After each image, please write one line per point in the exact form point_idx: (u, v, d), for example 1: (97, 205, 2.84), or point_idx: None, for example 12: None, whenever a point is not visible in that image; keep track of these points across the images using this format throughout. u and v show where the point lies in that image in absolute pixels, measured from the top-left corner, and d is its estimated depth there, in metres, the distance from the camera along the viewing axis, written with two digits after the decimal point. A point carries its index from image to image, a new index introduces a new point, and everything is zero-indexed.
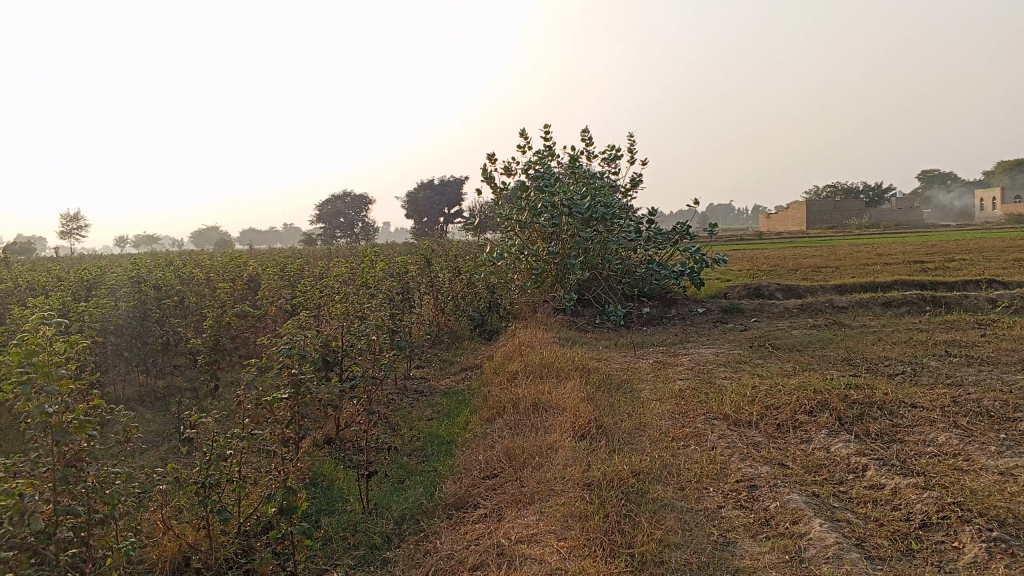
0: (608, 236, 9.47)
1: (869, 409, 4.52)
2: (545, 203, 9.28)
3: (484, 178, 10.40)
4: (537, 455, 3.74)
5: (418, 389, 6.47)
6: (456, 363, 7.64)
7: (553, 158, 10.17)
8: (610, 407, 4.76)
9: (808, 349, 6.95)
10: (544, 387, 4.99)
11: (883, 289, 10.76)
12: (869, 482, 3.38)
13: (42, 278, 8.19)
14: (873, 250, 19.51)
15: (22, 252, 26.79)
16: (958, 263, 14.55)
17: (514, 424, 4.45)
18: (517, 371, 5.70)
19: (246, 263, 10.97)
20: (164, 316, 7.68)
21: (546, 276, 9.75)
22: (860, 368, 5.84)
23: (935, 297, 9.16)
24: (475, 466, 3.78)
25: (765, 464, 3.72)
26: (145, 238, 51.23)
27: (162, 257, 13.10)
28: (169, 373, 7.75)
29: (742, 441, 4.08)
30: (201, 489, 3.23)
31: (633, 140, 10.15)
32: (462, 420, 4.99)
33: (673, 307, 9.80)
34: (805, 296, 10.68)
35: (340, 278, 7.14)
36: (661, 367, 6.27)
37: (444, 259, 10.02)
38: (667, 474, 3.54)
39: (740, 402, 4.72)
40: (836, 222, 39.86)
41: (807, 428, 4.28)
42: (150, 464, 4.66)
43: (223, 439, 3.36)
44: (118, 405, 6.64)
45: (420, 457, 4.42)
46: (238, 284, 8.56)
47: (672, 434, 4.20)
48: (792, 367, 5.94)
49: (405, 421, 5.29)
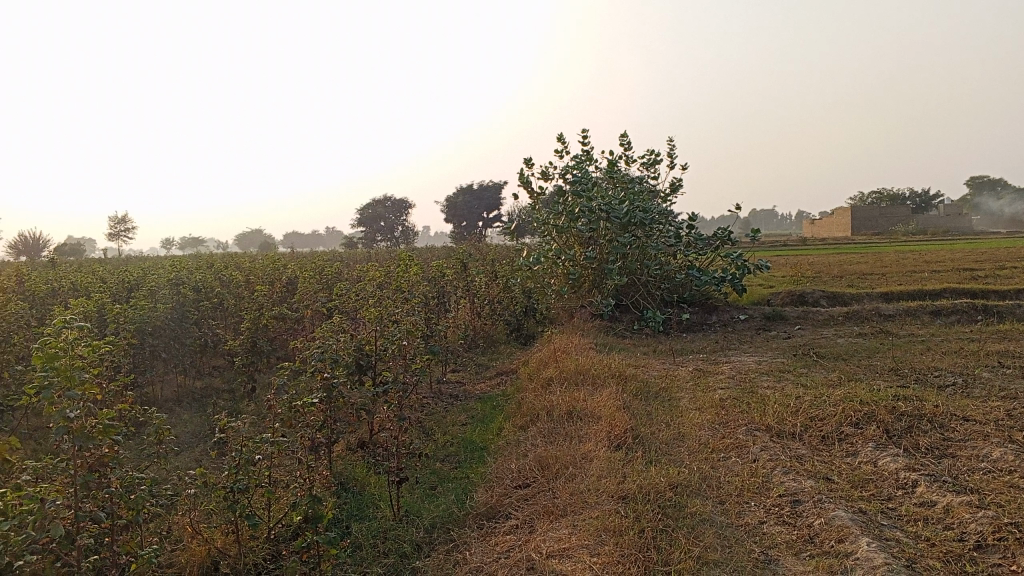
0: (647, 241, 9.34)
1: (919, 421, 4.35)
2: (583, 207, 9.18)
3: (521, 182, 10.33)
4: (571, 465, 3.64)
5: (453, 394, 6.41)
6: (492, 368, 7.58)
7: (592, 162, 10.06)
8: (647, 416, 4.65)
9: (853, 358, 6.75)
10: (580, 394, 4.89)
11: (932, 297, 10.46)
12: (919, 499, 3.23)
13: (86, 279, 8.31)
14: (920, 257, 19.06)
15: (72, 254, 27.42)
16: (1011, 271, 14.10)
17: (548, 432, 4.35)
18: (553, 377, 5.61)
19: (285, 265, 11.03)
20: (203, 318, 7.73)
21: (584, 281, 9.64)
22: (909, 379, 5.64)
23: (987, 305, 8.87)
24: (508, 475, 3.70)
25: (809, 478, 3.58)
26: (190, 241, 52.11)
27: (204, 260, 13.24)
28: (207, 374, 7.81)
29: (784, 454, 3.94)
30: (229, 494, 3.19)
31: (673, 144, 10.00)
32: (497, 426, 4.91)
33: (714, 314, 9.62)
34: (851, 303, 10.42)
35: (376, 282, 7.11)
36: (701, 375, 6.12)
37: (481, 263, 9.97)
38: (705, 487, 3.42)
39: (783, 413, 4.57)
40: (883, 228, 39.08)
41: (853, 441, 4.12)
42: (184, 466, 4.66)
43: (252, 443, 3.33)
44: (157, 405, 6.70)
45: (453, 464, 4.35)
46: (276, 286, 8.60)
47: (711, 445, 4.08)
48: (837, 377, 5.76)
49: (439, 426, 5.22)
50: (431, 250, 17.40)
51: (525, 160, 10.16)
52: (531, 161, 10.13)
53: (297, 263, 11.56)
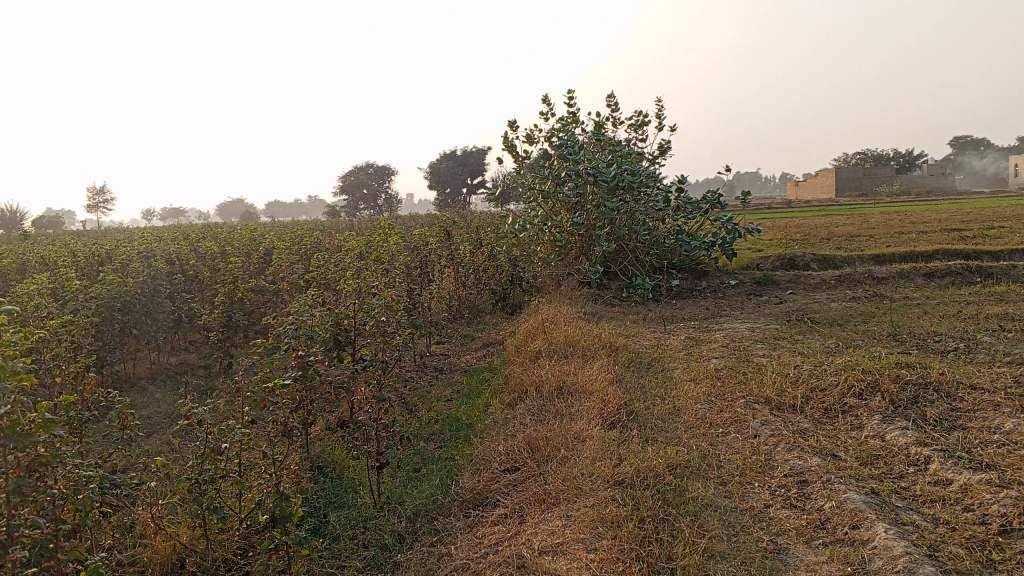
0: (635, 205, 9.10)
1: (925, 391, 4.15)
2: (569, 171, 8.90)
3: (505, 146, 10.03)
4: (563, 446, 3.42)
5: (438, 367, 6.19)
6: (478, 339, 7.35)
7: (578, 125, 9.77)
8: (640, 390, 4.43)
9: (849, 323, 6.55)
10: (569, 368, 4.66)
11: (924, 259, 10.29)
12: (933, 478, 3.03)
13: (53, 253, 7.98)
14: (907, 217, 18.92)
15: (48, 225, 26.97)
16: (999, 231, 13.94)
17: (537, 409, 4.13)
18: (540, 350, 5.38)
19: (263, 235, 10.71)
20: (175, 292, 7.44)
21: (571, 248, 9.38)
22: (908, 345, 5.44)
23: (981, 266, 8.70)
24: (495, 458, 3.48)
25: (814, 455, 3.38)
26: (171, 211, 51.29)
27: (180, 231, 12.88)
28: (183, 350, 7.55)
29: (787, 428, 3.74)
30: (194, 486, 2.96)
31: (660, 104, 9.71)
32: (483, 402, 4.69)
33: (704, 280, 9.41)
34: (842, 266, 10.24)
35: (355, 253, 6.85)
36: (693, 344, 5.91)
37: (465, 230, 9.69)
38: (706, 468, 3.21)
39: (783, 384, 4.37)
40: (867, 190, 38.99)
41: (858, 413, 3.92)
42: (153, 450, 4.42)
43: (217, 431, 3.09)
44: (128, 384, 6.44)
45: (437, 443, 4.13)
46: (252, 257, 8.30)
47: (710, 420, 3.87)
48: (835, 344, 5.56)
49: (422, 403, 5.00)
50: (413, 218, 17.09)
51: (508, 123, 9.85)
52: (515, 124, 9.82)
53: (276, 233, 11.23)
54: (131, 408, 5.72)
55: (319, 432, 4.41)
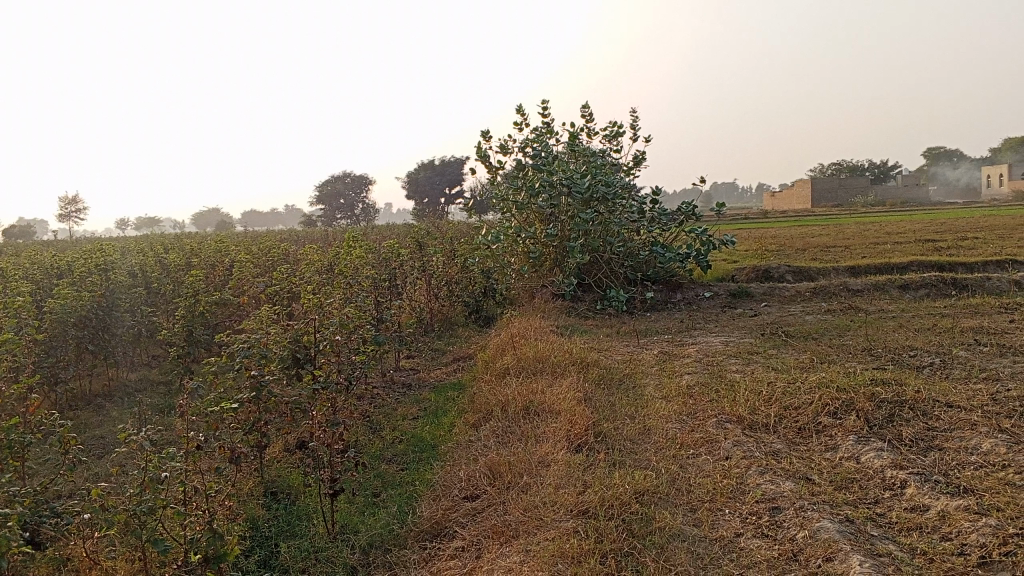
0: (609, 217, 9.00)
1: (900, 409, 4.04)
2: (542, 182, 8.78)
3: (478, 156, 9.90)
4: (525, 472, 3.27)
5: (406, 383, 6.03)
6: (448, 354, 7.19)
7: (552, 135, 9.66)
8: (610, 408, 4.30)
9: (824, 337, 6.45)
10: (537, 386, 4.52)
11: (899, 270, 10.26)
12: (909, 503, 2.92)
13: (10, 265, 7.73)
14: (881, 228, 18.96)
15: (18, 235, 26.51)
16: (973, 242, 13.98)
17: (503, 431, 3.98)
18: (509, 366, 5.23)
19: (231, 246, 10.48)
20: (135, 306, 7.22)
21: (544, 259, 9.26)
22: (883, 360, 5.35)
23: (955, 278, 8.67)
24: (456, 485, 3.32)
25: (787, 478, 3.25)
26: (146, 221, 50.67)
27: (148, 241, 12.62)
28: (144, 366, 7.35)
29: (760, 450, 3.61)
30: (132, 519, 2.78)
31: (635, 115, 9.63)
32: (448, 422, 4.54)
33: (679, 292, 9.32)
34: (817, 278, 10.18)
35: (320, 266, 6.67)
36: (666, 359, 5.78)
37: (438, 241, 9.54)
38: (674, 493, 3.07)
39: (756, 402, 4.25)
40: (842, 200, 39.26)
41: (832, 433, 3.81)
42: (102, 474, 4.22)
43: (158, 459, 2.92)
44: (84, 402, 6.23)
45: (399, 465, 3.97)
46: (218, 269, 8.11)
47: (680, 441, 3.74)
48: (809, 359, 5.45)
49: (387, 422, 4.83)
50: (389, 228, 16.88)
51: (481, 133, 9.72)
52: (488, 134, 9.69)
53: (245, 244, 11.00)
54: (85, 428, 5.52)
55: (277, 454, 4.24)
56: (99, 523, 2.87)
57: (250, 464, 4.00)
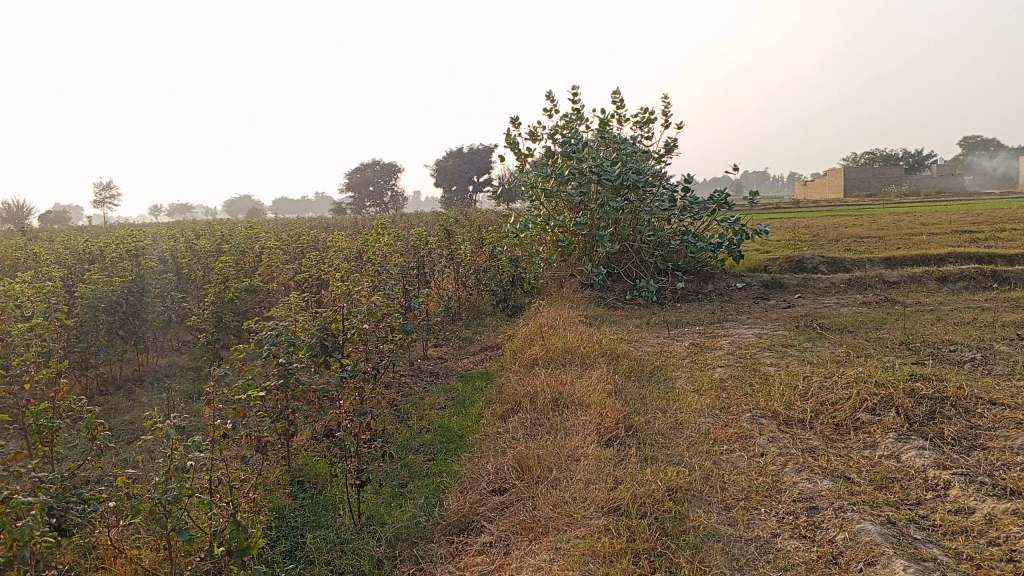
0: (640, 205, 8.88)
1: (942, 406, 3.91)
2: (572, 170, 8.68)
3: (508, 143, 9.82)
4: (555, 466, 3.20)
5: (434, 372, 5.99)
6: (475, 342, 7.13)
7: (582, 122, 9.55)
8: (641, 401, 4.21)
9: (860, 330, 6.30)
10: (567, 377, 4.45)
11: (936, 262, 10.03)
12: (954, 505, 2.81)
13: (43, 250, 7.79)
14: (916, 219, 18.59)
15: (54, 220, 26.92)
16: (1013, 234, 13.66)
17: (531, 423, 3.91)
18: (537, 357, 5.16)
19: (260, 232, 10.50)
20: (165, 292, 7.25)
21: (573, 248, 9.16)
22: (922, 355, 5.21)
23: (996, 271, 8.45)
24: (483, 478, 3.26)
25: (825, 476, 3.15)
26: (179, 207, 51.17)
27: (179, 228, 12.69)
28: (174, 352, 7.38)
29: (796, 446, 3.51)
30: (157, 508, 2.76)
31: (667, 102, 9.49)
32: (476, 412, 4.48)
33: (710, 282, 9.19)
34: (852, 269, 9.99)
35: (348, 253, 6.64)
36: (697, 351, 5.68)
37: (466, 229, 9.47)
38: (707, 491, 2.99)
39: (791, 397, 4.14)
40: (876, 190, 38.64)
41: (871, 430, 3.70)
42: (131, 460, 4.22)
43: (183, 448, 2.89)
44: (115, 387, 6.26)
45: (426, 456, 3.93)
46: (248, 255, 8.12)
47: (714, 436, 3.65)
48: (845, 353, 5.32)
49: (414, 411, 4.79)
50: (418, 216, 16.86)
51: (510, 119, 9.63)
52: (518, 121, 9.60)
53: (274, 230, 11.02)
54: (115, 413, 5.54)
55: (304, 442, 4.21)
56: (126, 510, 2.85)
57: (277, 452, 3.98)
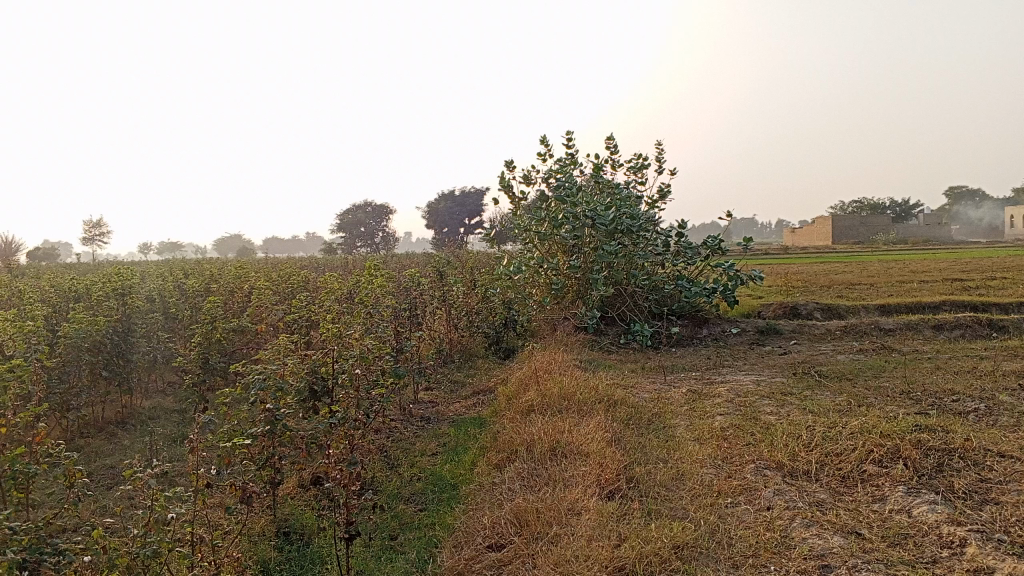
0: (634, 249, 8.83)
1: (950, 458, 3.80)
2: (567, 213, 8.64)
3: (502, 186, 9.79)
4: (554, 521, 3.06)
5: (425, 417, 5.85)
6: (468, 386, 6.99)
7: (577, 166, 9.53)
8: (640, 451, 4.09)
9: (859, 378, 6.20)
10: (564, 425, 4.32)
11: (931, 310, 9.97)
12: (972, 565, 2.68)
13: (27, 288, 7.65)
14: (906, 266, 18.63)
15: (42, 257, 26.72)
16: (1003, 282, 13.67)
17: (528, 474, 3.78)
18: (533, 403, 5.03)
19: (250, 272, 10.37)
20: (151, 332, 7.10)
21: (567, 292, 9.07)
22: (925, 404, 5.11)
23: (992, 319, 8.39)
24: (479, 532, 3.12)
25: (835, 533, 3.03)
26: (169, 245, 51.00)
27: (168, 266, 12.55)
28: (158, 393, 7.21)
29: (803, 500, 3.39)
30: (135, 563, 2.61)
31: (661, 147, 9.50)
32: (470, 460, 4.35)
33: (705, 327, 9.10)
34: (846, 316, 9.92)
35: (339, 295, 6.53)
36: (695, 399, 5.56)
37: (459, 270, 9.39)
38: (713, 548, 2.87)
39: (795, 447, 4.02)
40: (864, 236, 38.89)
41: (879, 483, 3.58)
42: (109, 508, 4.05)
43: (164, 499, 2.75)
44: (96, 429, 6.09)
45: (418, 506, 3.79)
46: (237, 294, 8.00)
47: (717, 488, 3.53)
48: (846, 401, 5.22)
49: (405, 458, 4.64)
50: (409, 257, 16.78)
51: (505, 162, 9.61)
52: (512, 164, 9.57)
53: (264, 270, 10.91)
54: (95, 457, 5.36)
55: (291, 491, 4.06)
56: (101, 564, 2.70)
57: (263, 501, 3.83)
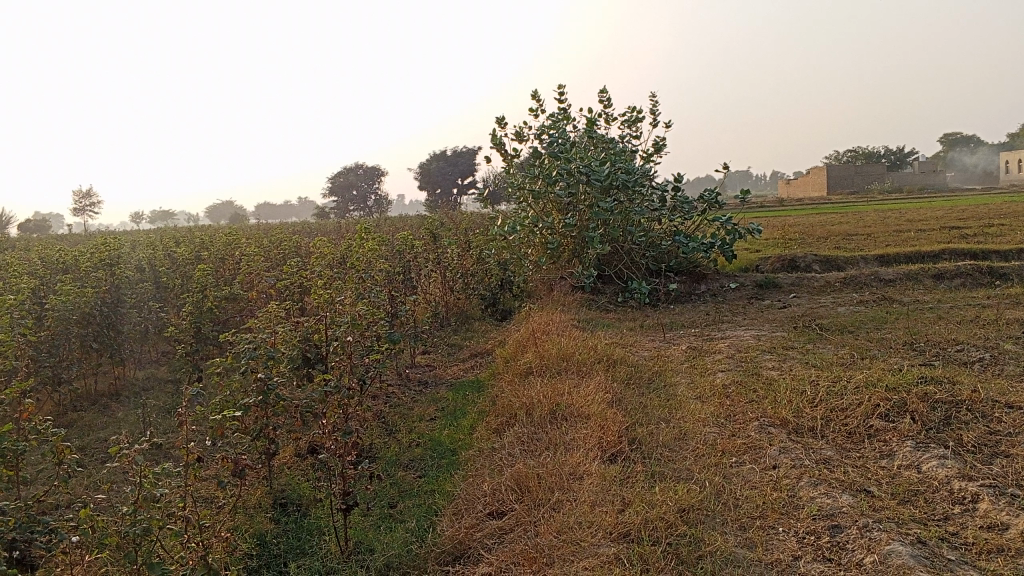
0: (630, 206, 8.70)
1: (957, 411, 3.72)
2: (561, 170, 8.49)
3: (494, 144, 9.62)
4: (556, 487, 2.98)
5: (422, 381, 5.77)
6: (465, 349, 6.91)
7: (570, 122, 9.36)
8: (642, 411, 4.02)
9: (860, 330, 6.13)
10: (563, 386, 4.24)
11: (930, 259, 9.88)
12: (985, 521, 2.62)
13: (13, 260, 7.51)
14: (902, 216, 18.52)
15: (34, 228, 26.54)
16: (1000, 229, 13.58)
17: (528, 438, 3.70)
18: (531, 365, 4.95)
19: (240, 238, 10.22)
20: (141, 302, 6.99)
21: (562, 250, 8.95)
22: (929, 355, 5.04)
23: (992, 267, 8.31)
24: (479, 499, 3.05)
25: (843, 491, 2.95)
26: (161, 213, 50.65)
27: (158, 235, 12.37)
28: (151, 363, 7.11)
29: (809, 457, 3.32)
30: (125, 543, 2.52)
31: (655, 100, 9.31)
32: (468, 424, 4.27)
33: (703, 283, 9.01)
34: (845, 268, 9.83)
35: (331, 259, 6.41)
36: (695, 356, 5.49)
37: (453, 231, 9.26)
38: (720, 509, 2.80)
39: (800, 404, 3.95)
40: (859, 186, 38.73)
41: (886, 438, 3.51)
42: (102, 484, 3.98)
43: (152, 476, 2.66)
44: (90, 402, 6.01)
45: (417, 473, 3.71)
46: (227, 262, 7.87)
47: (721, 447, 3.46)
48: (848, 354, 5.14)
49: (403, 423, 4.57)
50: (402, 220, 16.62)
51: (497, 120, 9.43)
52: (504, 121, 9.39)
53: (256, 236, 10.77)
54: (89, 431, 5.28)
55: (287, 461, 3.99)
56: (90, 545, 2.62)
57: (258, 471, 3.75)
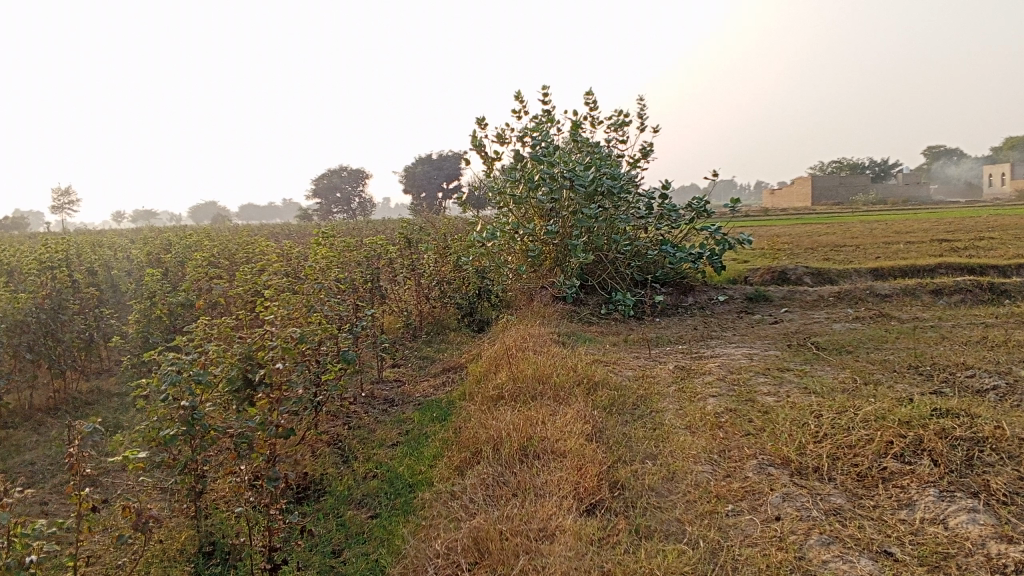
0: (615, 213, 8.28)
1: (981, 449, 3.26)
2: (544, 174, 8.04)
3: (474, 146, 9.15)
4: (523, 548, 2.53)
5: (387, 399, 5.29)
6: (437, 362, 6.44)
7: (553, 124, 8.92)
8: (625, 446, 3.56)
9: (859, 350, 5.72)
10: (537, 417, 3.78)
11: (926, 273, 9.48)
12: None
13: None
14: (888, 226, 18.24)
15: (11, 226, 25.99)
16: (991, 243, 13.29)
17: (494, 480, 3.23)
18: (503, 389, 4.47)
19: (203, 239, 9.65)
20: (84, 308, 6.43)
21: (544, 258, 8.50)
22: (939, 382, 4.61)
23: (993, 283, 7.92)
24: (432, 560, 2.58)
25: (861, 554, 2.51)
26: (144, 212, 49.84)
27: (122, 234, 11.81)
28: (98, 375, 6.57)
29: (819, 506, 2.88)
30: None
31: (642, 103, 8.90)
32: (431, 454, 3.79)
33: (690, 295, 8.57)
34: (838, 281, 9.41)
35: (290, 267, 5.92)
36: (684, 377, 5.05)
37: (429, 236, 8.76)
38: None
39: (803, 440, 3.50)
40: (844, 197, 38.58)
41: (903, 483, 3.07)
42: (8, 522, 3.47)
43: (27, 533, 2.17)
44: (23, 418, 5.48)
45: (368, 514, 3.24)
46: (185, 265, 7.35)
47: (716, 492, 3.01)
48: (850, 379, 4.71)
49: (360, 450, 4.09)
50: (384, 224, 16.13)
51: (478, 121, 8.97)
52: (484, 123, 8.93)
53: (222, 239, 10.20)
54: (13, 453, 4.74)
55: (222, 496, 3.50)
56: None
57: (184, 513, 3.25)
